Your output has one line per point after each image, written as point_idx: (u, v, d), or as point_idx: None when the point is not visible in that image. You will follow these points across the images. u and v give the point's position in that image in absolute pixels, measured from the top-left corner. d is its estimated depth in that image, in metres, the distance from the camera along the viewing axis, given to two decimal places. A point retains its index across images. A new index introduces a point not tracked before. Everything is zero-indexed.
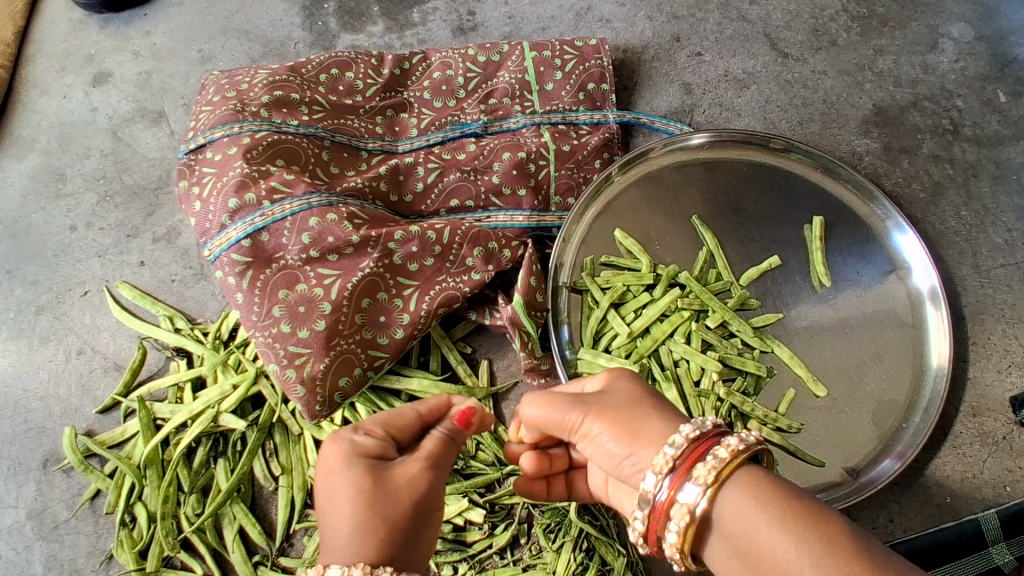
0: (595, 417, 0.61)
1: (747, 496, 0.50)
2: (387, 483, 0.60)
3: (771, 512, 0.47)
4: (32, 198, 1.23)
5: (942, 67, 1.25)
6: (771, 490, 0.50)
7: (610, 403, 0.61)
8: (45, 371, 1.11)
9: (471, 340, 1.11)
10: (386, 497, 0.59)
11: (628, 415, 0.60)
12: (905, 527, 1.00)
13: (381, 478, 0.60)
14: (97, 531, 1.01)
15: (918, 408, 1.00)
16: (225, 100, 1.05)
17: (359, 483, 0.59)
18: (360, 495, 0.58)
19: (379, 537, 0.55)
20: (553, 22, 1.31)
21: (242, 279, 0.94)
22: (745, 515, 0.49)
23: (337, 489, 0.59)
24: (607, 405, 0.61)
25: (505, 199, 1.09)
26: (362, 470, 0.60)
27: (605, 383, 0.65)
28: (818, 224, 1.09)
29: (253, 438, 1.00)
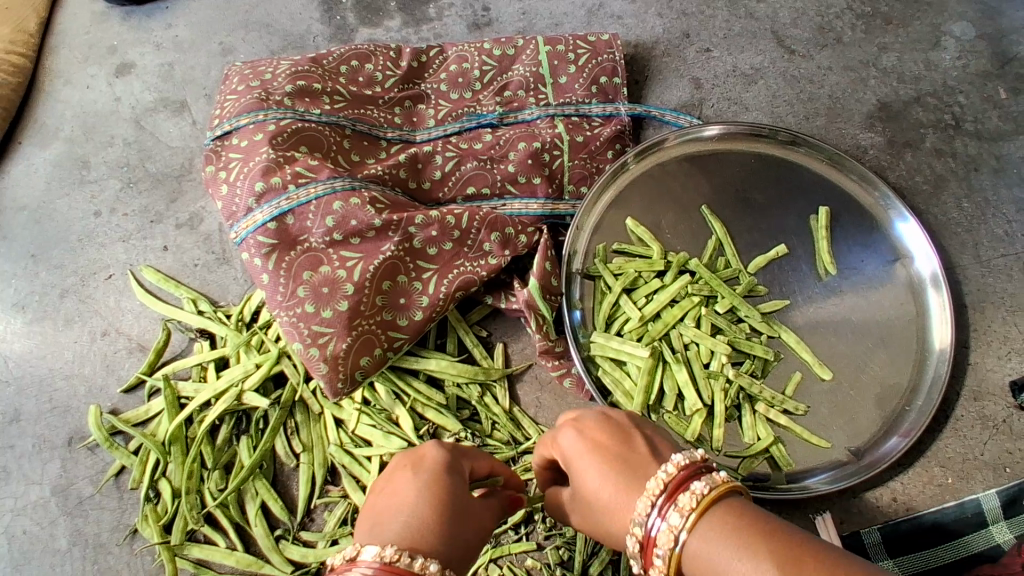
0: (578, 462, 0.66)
1: (715, 526, 0.55)
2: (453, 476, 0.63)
3: (723, 539, 0.53)
4: (56, 184, 1.25)
5: (944, 64, 1.29)
6: (738, 519, 0.55)
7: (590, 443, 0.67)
8: (70, 352, 1.14)
9: (486, 325, 1.14)
10: (453, 501, 0.60)
11: (607, 467, 0.64)
12: (908, 507, 1.03)
13: (449, 475, 0.63)
14: (121, 507, 1.04)
15: (921, 392, 1.03)
16: (250, 89, 1.08)
17: (427, 489, 0.60)
18: (437, 482, 0.61)
19: (430, 524, 0.58)
20: (566, 18, 1.34)
21: (267, 261, 0.97)
22: (711, 547, 0.54)
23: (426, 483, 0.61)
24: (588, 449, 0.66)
25: (520, 187, 1.12)
26: (443, 470, 0.63)
27: (568, 456, 0.68)
28: (823, 214, 1.12)
29: (275, 417, 1.03)
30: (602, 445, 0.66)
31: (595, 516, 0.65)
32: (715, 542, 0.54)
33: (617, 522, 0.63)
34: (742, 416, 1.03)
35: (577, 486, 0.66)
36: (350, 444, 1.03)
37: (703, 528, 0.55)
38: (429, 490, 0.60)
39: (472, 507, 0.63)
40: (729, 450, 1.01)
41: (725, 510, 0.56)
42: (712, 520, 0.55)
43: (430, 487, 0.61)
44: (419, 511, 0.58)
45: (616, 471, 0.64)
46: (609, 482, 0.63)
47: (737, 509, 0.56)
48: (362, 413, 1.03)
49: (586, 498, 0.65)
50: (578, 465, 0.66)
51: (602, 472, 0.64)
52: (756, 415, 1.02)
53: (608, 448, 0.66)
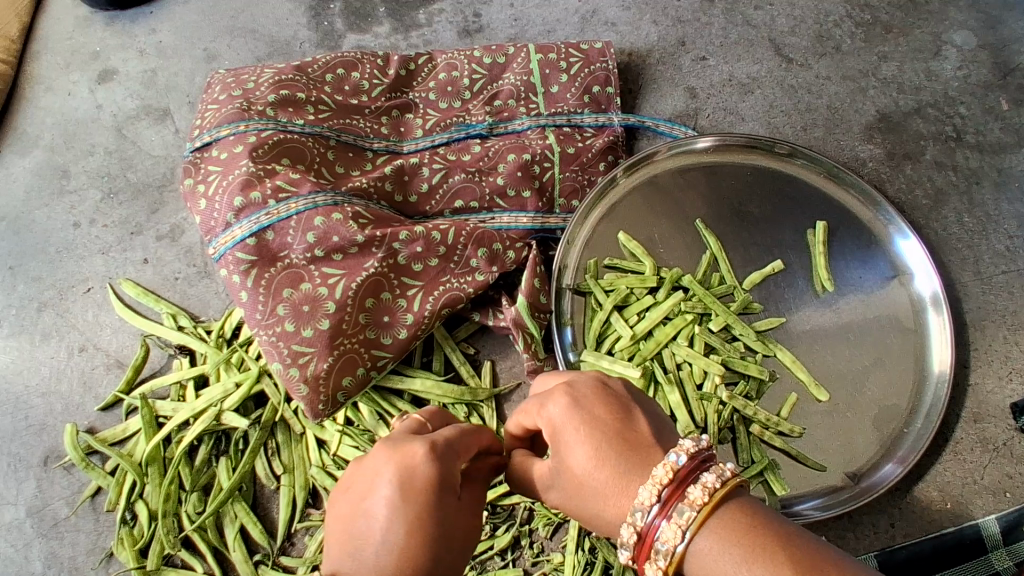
0: (573, 439, 0.59)
1: (725, 529, 0.51)
2: (442, 492, 0.56)
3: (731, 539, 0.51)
4: (35, 194, 1.22)
5: (945, 74, 1.26)
6: (748, 521, 0.52)
7: (588, 422, 0.59)
8: (47, 368, 1.11)
9: (474, 341, 1.11)
10: (439, 526, 0.54)
11: (603, 449, 0.58)
12: (906, 532, 1.00)
13: (437, 492, 0.55)
14: (97, 529, 1.01)
15: (919, 414, 1.00)
16: (231, 99, 1.05)
17: (412, 515, 0.53)
18: (424, 513, 0.54)
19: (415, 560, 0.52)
20: (558, 25, 1.31)
21: (246, 278, 0.95)
22: (721, 552, 0.50)
23: (412, 507, 0.53)
24: (585, 426, 0.59)
25: (509, 200, 1.09)
26: (433, 490, 0.55)
27: (555, 432, 0.61)
28: (821, 229, 1.09)
29: (255, 437, 1.00)
30: (598, 423, 0.59)
31: (582, 498, 0.60)
32: (725, 546, 0.50)
33: (611, 509, 0.58)
34: (735, 438, 1.00)
35: (565, 467, 0.60)
36: (332, 466, 1.00)
37: (710, 529, 0.52)
38: (413, 516, 0.53)
39: (460, 516, 0.57)
40: None
41: (734, 511, 0.53)
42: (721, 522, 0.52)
43: (416, 518, 0.53)
44: (406, 545, 0.52)
45: (615, 450, 0.58)
46: (605, 468, 0.58)
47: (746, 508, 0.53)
48: (344, 434, 1.01)
49: (575, 481, 0.60)
50: (569, 443, 0.59)
51: (597, 454, 0.58)
52: (750, 437, 0.99)
53: (605, 424, 0.59)
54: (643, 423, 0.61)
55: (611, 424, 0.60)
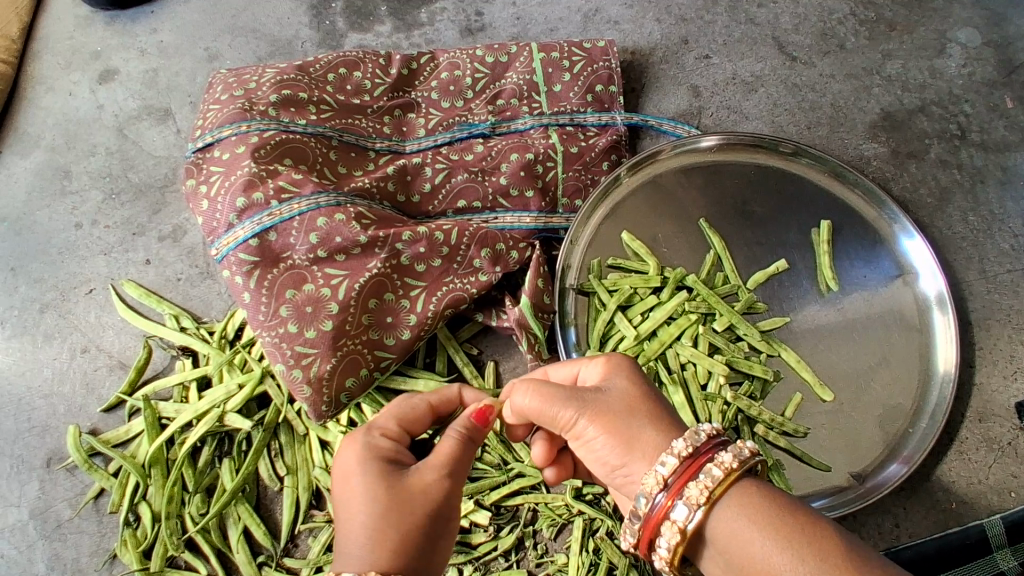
0: (620, 378, 0.63)
1: (737, 500, 0.52)
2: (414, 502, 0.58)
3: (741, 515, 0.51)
4: (36, 195, 1.22)
5: (950, 72, 1.25)
6: (761, 494, 0.52)
7: (635, 375, 0.64)
8: (49, 370, 1.11)
9: (477, 342, 1.11)
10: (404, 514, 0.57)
11: (651, 395, 0.62)
12: (910, 533, 1.00)
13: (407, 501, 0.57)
14: (100, 531, 1.01)
15: (924, 414, 1.00)
16: (233, 99, 1.05)
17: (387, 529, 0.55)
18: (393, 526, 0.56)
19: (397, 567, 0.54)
20: (561, 24, 1.31)
21: (249, 279, 0.94)
22: (735, 521, 0.51)
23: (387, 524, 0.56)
24: (633, 376, 0.64)
25: (513, 200, 1.08)
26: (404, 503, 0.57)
27: (609, 370, 0.64)
28: (825, 228, 1.09)
29: (258, 439, 1.00)
30: (647, 380, 0.65)
31: (618, 423, 0.59)
32: (737, 516, 0.51)
33: (649, 435, 0.58)
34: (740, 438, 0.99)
35: (610, 393, 0.62)
36: None
37: (722, 504, 0.52)
38: (367, 523, 0.56)
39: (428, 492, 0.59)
40: None
41: (746, 485, 0.53)
42: (734, 495, 0.52)
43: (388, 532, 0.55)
44: (372, 545, 0.55)
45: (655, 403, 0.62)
46: (650, 405, 0.61)
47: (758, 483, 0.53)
48: (347, 435, 1.00)
49: (619, 402, 0.61)
50: (620, 382, 0.63)
51: (646, 395, 0.62)
52: (755, 437, 0.99)
53: (651, 386, 0.65)
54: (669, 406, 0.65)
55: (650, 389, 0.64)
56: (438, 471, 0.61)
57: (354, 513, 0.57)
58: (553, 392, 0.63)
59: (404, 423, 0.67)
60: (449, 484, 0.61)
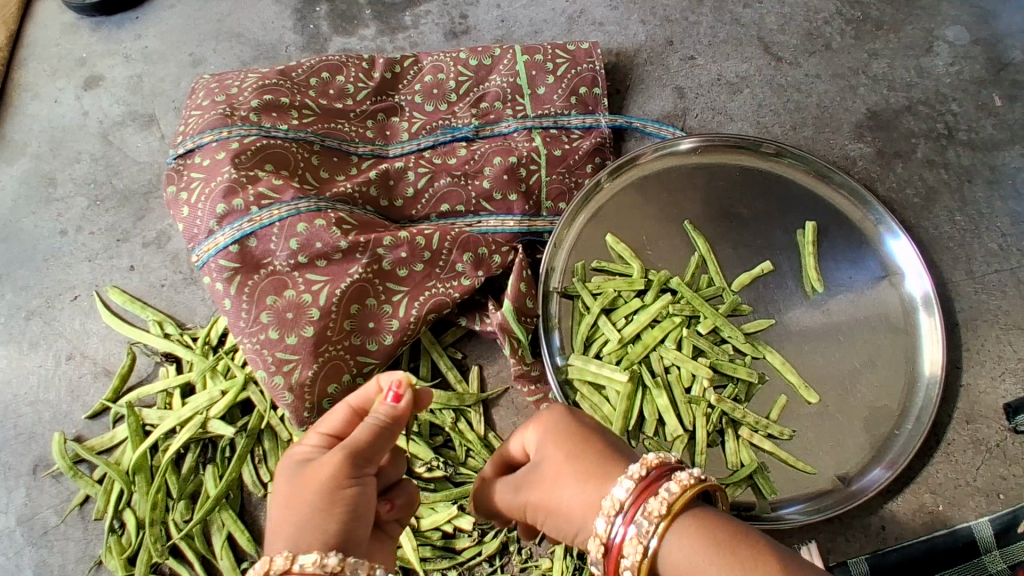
0: (553, 443, 0.61)
1: (692, 531, 0.51)
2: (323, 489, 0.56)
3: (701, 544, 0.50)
4: (22, 202, 1.22)
5: (937, 70, 1.24)
6: (713, 525, 0.52)
7: (569, 431, 0.62)
8: (35, 377, 1.11)
9: (461, 346, 1.10)
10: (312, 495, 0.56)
11: (582, 450, 0.60)
12: (898, 535, 1.00)
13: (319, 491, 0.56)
14: (85, 538, 1.01)
15: (910, 416, 1.00)
16: (214, 104, 1.04)
17: (305, 519, 0.55)
18: (310, 518, 0.55)
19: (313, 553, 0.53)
20: (546, 25, 1.30)
21: (230, 285, 0.94)
22: (688, 553, 0.50)
23: (303, 519, 0.55)
24: (567, 434, 0.62)
25: (496, 204, 1.08)
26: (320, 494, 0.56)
27: (538, 436, 0.63)
28: (810, 229, 1.08)
29: (242, 445, 1.00)
30: (580, 431, 0.62)
31: (554, 500, 0.59)
32: (690, 548, 0.50)
33: (583, 503, 0.57)
34: (724, 442, 0.99)
35: (542, 467, 0.61)
36: None
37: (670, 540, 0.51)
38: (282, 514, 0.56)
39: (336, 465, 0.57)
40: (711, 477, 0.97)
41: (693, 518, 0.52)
42: (683, 531, 0.52)
43: (306, 524, 0.54)
44: (282, 537, 0.54)
45: (591, 460, 0.59)
46: (579, 463, 0.59)
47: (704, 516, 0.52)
48: None
49: (553, 474, 0.60)
50: (546, 451, 0.61)
51: (576, 452, 0.60)
52: (739, 441, 0.99)
53: (585, 436, 0.62)
54: (606, 446, 0.61)
55: (584, 441, 0.61)
56: (341, 448, 0.58)
57: (277, 517, 0.56)
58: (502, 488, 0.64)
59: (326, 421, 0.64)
60: (358, 455, 0.58)
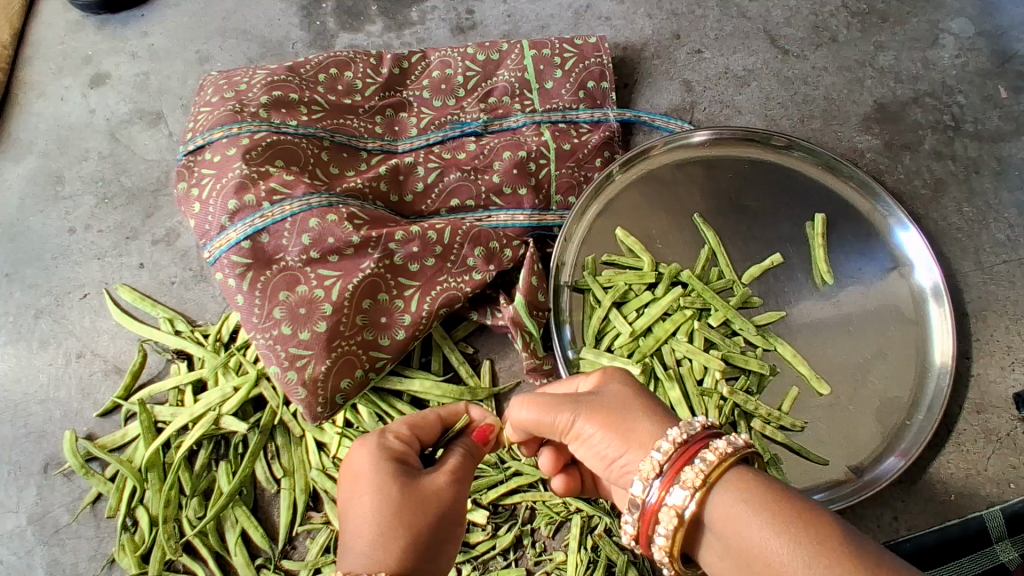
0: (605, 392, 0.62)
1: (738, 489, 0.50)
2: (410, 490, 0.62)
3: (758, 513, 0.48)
4: (30, 201, 1.22)
5: (943, 62, 1.25)
6: (757, 482, 0.51)
7: (622, 391, 0.63)
8: (45, 375, 1.11)
9: (472, 341, 1.11)
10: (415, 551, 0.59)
11: (646, 399, 0.62)
12: (910, 525, 1.00)
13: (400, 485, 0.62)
14: (98, 536, 1.01)
15: (922, 406, 1.00)
16: (224, 101, 1.04)
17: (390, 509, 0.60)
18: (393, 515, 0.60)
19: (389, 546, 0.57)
20: (552, 20, 1.30)
21: (242, 281, 0.94)
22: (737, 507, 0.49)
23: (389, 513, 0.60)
24: (620, 393, 0.62)
25: (506, 198, 1.08)
26: (396, 493, 0.61)
27: (601, 379, 0.65)
28: (820, 222, 1.08)
29: (255, 441, 1.00)
30: (632, 389, 0.63)
31: (610, 422, 0.59)
32: (734, 500, 0.50)
33: (642, 432, 0.58)
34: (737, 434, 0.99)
35: (605, 396, 0.62)
36: (332, 468, 1.00)
37: (716, 492, 0.51)
38: (383, 525, 0.59)
39: (439, 493, 0.64)
40: None
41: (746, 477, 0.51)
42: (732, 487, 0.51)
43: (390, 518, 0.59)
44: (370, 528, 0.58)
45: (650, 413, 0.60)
46: (631, 412, 0.60)
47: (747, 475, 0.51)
48: (343, 436, 1.00)
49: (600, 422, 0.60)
50: (614, 387, 0.63)
51: (641, 396, 0.62)
52: (751, 432, 0.99)
53: (637, 388, 0.63)
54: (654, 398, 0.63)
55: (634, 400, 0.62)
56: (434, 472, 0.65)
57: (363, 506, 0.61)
58: (547, 401, 0.63)
59: (415, 425, 0.70)
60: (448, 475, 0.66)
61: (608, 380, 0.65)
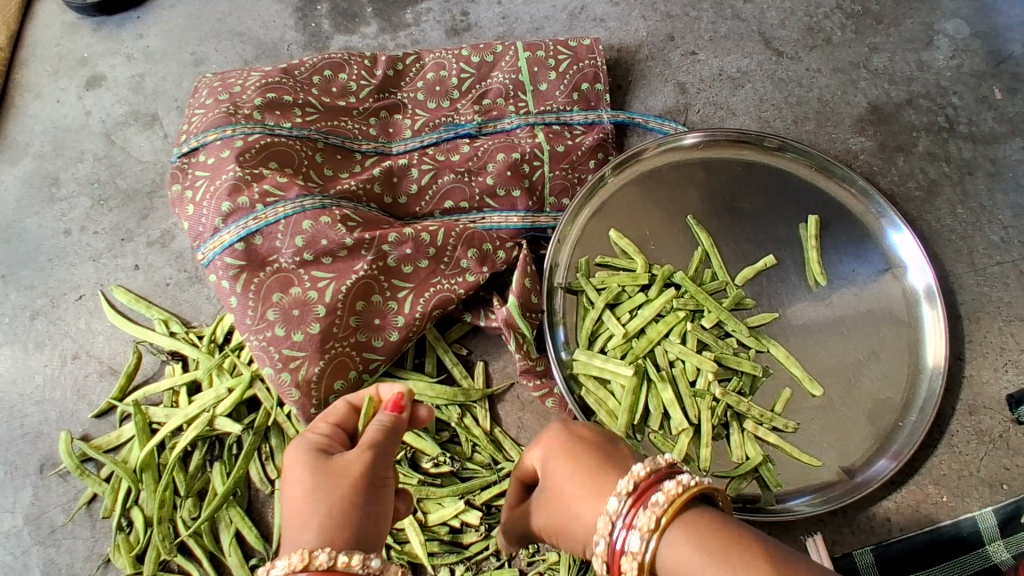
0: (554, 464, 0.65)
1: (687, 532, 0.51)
2: (333, 473, 0.60)
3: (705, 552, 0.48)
4: (26, 202, 1.22)
5: (937, 64, 1.25)
6: (705, 527, 0.50)
7: (563, 455, 0.64)
8: (41, 376, 1.11)
9: (466, 342, 1.11)
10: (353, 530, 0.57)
11: (582, 466, 0.62)
12: (902, 526, 1.00)
13: (323, 471, 0.60)
14: (93, 536, 1.01)
15: (914, 407, 1.00)
16: (218, 103, 1.04)
17: (311, 491, 0.58)
18: (325, 501, 0.58)
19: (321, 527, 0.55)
20: (547, 22, 1.31)
21: (236, 283, 0.94)
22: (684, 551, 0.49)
23: (320, 499, 0.58)
24: (562, 458, 0.64)
25: (500, 200, 1.08)
26: (327, 477, 0.60)
27: (545, 448, 0.67)
28: (813, 223, 1.09)
29: (249, 442, 1.00)
30: (571, 448, 0.65)
31: (559, 512, 0.62)
32: (683, 542, 0.50)
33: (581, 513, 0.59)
34: (729, 435, 0.99)
35: (549, 483, 0.64)
36: None
37: (667, 535, 0.51)
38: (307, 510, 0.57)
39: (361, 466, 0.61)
40: (716, 471, 0.98)
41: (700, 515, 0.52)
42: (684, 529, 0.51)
43: (326, 504, 0.57)
44: (304, 520, 0.56)
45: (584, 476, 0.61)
46: (570, 478, 0.62)
47: (696, 518, 0.51)
48: None
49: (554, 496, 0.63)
50: (553, 468, 0.64)
51: (577, 464, 0.62)
52: (744, 434, 0.99)
53: (579, 448, 0.65)
54: (595, 454, 0.63)
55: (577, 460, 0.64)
56: (360, 448, 0.63)
57: (292, 497, 0.59)
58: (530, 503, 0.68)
59: (334, 418, 0.68)
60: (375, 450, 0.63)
61: (549, 447, 0.67)
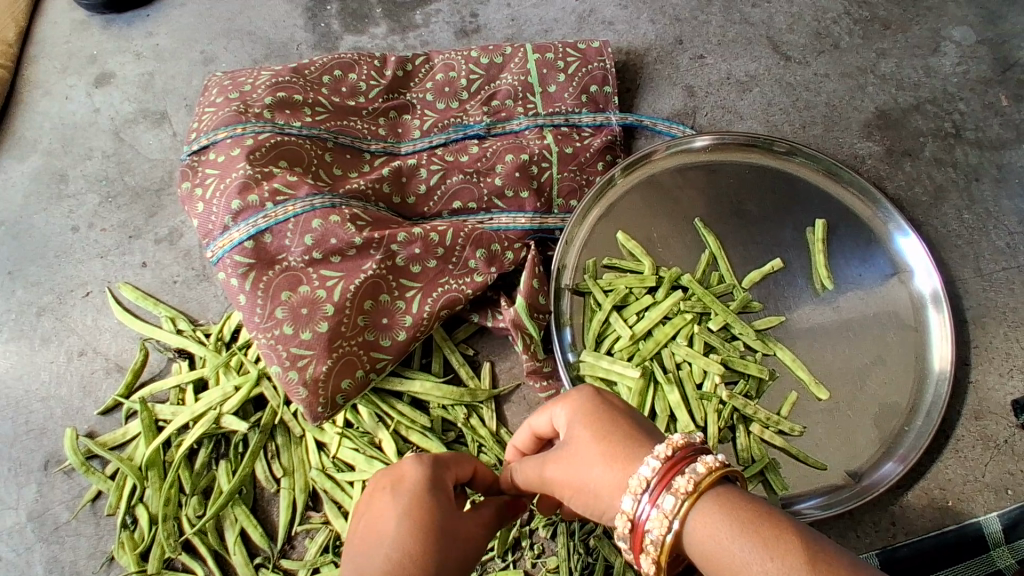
0: (560, 402, 0.61)
1: (718, 506, 0.48)
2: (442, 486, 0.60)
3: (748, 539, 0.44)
4: (34, 199, 1.22)
5: (944, 70, 1.25)
6: (737, 500, 0.49)
7: (586, 411, 0.59)
8: (46, 373, 1.11)
9: (473, 343, 1.11)
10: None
11: (611, 437, 0.56)
12: (907, 531, 1.00)
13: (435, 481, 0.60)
14: (97, 534, 1.01)
15: (920, 411, 1.00)
16: (228, 101, 1.05)
17: (412, 508, 0.56)
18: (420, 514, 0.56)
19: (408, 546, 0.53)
20: (556, 25, 1.31)
21: (245, 281, 0.94)
22: (711, 525, 0.47)
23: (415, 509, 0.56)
24: (583, 412, 0.59)
25: (508, 201, 1.08)
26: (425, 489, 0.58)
27: (573, 418, 0.59)
28: (820, 227, 1.09)
29: (255, 440, 1.00)
30: (602, 413, 0.59)
31: (570, 479, 0.57)
32: (711, 516, 0.48)
33: (604, 484, 0.55)
34: (736, 438, 0.99)
35: (572, 448, 0.58)
36: (332, 468, 1.00)
37: (698, 508, 0.49)
38: (415, 539, 0.54)
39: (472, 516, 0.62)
40: None
41: (728, 492, 0.49)
42: (711, 497, 0.49)
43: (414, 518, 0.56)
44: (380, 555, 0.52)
45: (613, 446, 0.56)
46: (605, 442, 0.56)
47: (729, 496, 0.49)
48: (344, 436, 1.01)
49: (573, 455, 0.57)
50: (575, 431, 0.58)
51: (610, 441, 0.56)
52: (751, 437, 0.99)
53: (613, 416, 0.59)
54: (623, 417, 0.59)
55: (588, 426, 0.58)
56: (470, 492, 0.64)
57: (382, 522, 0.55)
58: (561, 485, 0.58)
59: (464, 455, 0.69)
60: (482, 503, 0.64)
61: (564, 398, 0.61)
